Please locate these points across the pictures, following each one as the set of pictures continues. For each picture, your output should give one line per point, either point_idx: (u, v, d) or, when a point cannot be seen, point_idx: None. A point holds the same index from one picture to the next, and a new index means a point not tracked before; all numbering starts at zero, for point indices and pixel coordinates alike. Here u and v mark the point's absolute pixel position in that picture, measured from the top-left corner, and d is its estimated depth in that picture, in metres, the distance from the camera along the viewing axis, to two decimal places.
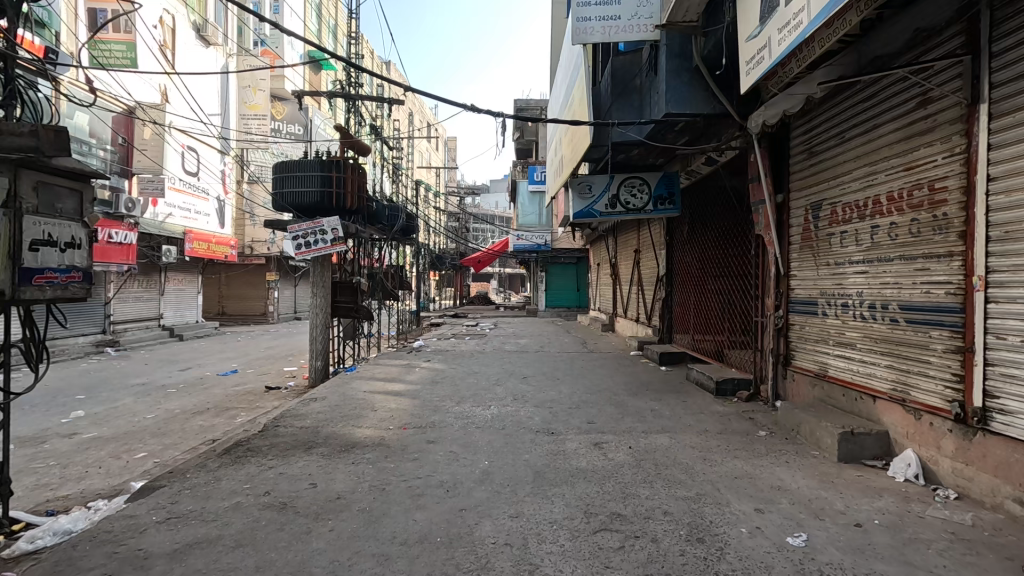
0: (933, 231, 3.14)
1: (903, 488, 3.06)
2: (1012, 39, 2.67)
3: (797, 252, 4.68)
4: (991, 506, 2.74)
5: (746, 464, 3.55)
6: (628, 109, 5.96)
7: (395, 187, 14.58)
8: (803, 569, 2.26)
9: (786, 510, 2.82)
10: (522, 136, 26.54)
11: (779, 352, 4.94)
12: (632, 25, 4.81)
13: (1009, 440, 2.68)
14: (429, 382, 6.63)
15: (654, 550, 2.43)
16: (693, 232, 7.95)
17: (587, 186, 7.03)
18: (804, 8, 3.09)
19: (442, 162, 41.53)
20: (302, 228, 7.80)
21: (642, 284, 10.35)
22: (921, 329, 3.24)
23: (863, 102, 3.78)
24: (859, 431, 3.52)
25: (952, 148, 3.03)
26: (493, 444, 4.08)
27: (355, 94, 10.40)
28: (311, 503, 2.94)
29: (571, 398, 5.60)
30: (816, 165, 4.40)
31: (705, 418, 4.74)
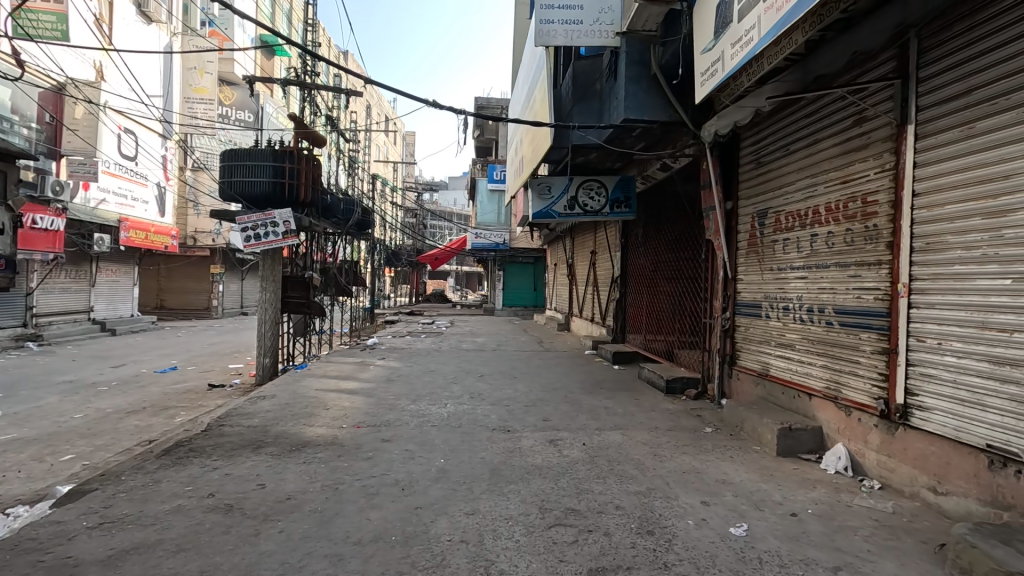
0: (865, 240, 3.39)
1: (833, 480, 3.29)
2: (937, 66, 2.92)
3: (744, 257, 4.92)
4: (910, 495, 2.99)
5: (693, 459, 3.71)
6: (588, 113, 6.08)
7: (351, 181, 14.22)
8: (745, 557, 2.39)
9: (729, 503, 2.97)
10: (482, 135, 26.51)
11: (725, 352, 5.18)
12: (593, 31, 4.95)
13: (926, 434, 2.93)
14: (383, 380, 6.54)
15: (606, 543, 2.51)
16: (648, 236, 8.20)
17: (546, 187, 7.11)
18: (755, 25, 3.25)
19: (400, 156, 40.86)
20: (252, 220, 7.47)
21: (597, 284, 10.58)
22: (853, 331, 3.48)
23: (806, 117, 4.02)
24: (797, 427, 3.75)
25: (883, 165, 3.27)
26: (448, 442, 4.07)
27: (311, 82, 10.06)
28: (259, 504, 2.85)
29: (526, 397, 5.66)
30: (763, 176, 4.65)
31: (655, 415, 4.91)
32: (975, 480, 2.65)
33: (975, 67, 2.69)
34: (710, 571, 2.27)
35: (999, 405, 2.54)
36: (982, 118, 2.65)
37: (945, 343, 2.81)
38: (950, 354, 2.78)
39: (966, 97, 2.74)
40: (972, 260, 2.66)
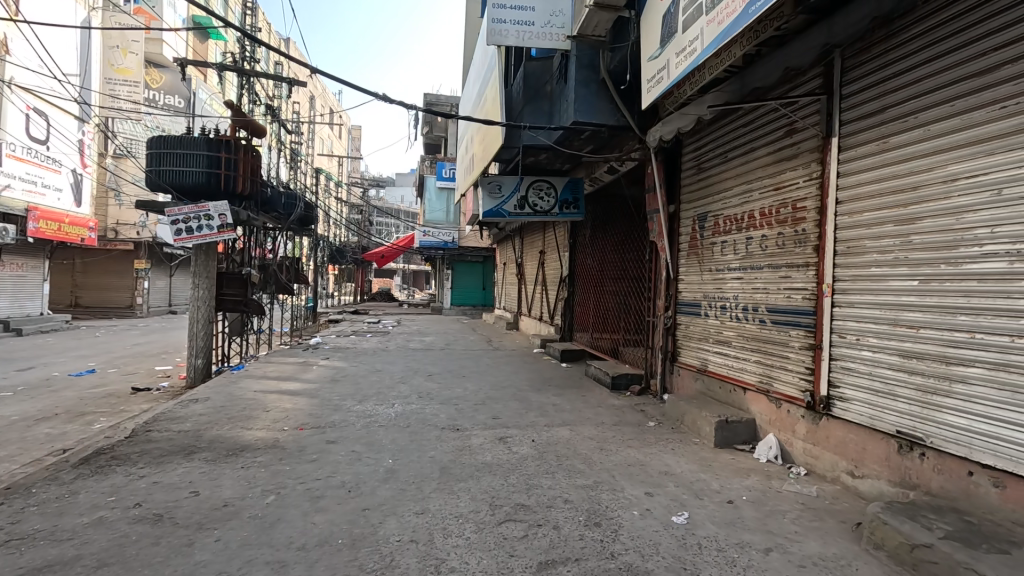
0: (795, 244, 3.63)
1: (765, 468, 3.51)
2: (857, 84, 3.17)
3: (685, 258, 5.15)
4: (832, 479, 3.24)
5: (637, 452, 3.84)
6: (539, 114, 6.15)
7: (293, 174, 13.66)
8: (685, 543, 2.50)
9: (671, 493, 3.11)
10: (430, 131, 26.22)
11: (667, 349, 5.40)
12: (545, 33, 4.98)
13: (846, 423, 3.18)
14: (328, 380, 6.32)
15: (556, 536, 2.55)
16: (594, 236, 8.40)
17: (496, 186, 7.11)
18: (698, 37, 3.41)
19: (345, 150, 39.65)
20: (184, 212, 6.98)
21: (546, 284, 10.73)
22: (783, 328, 3.73)
23: (743, 127, 4.26)
24: (732, 419, 3.97)
25: (811, 174, 3.52)
26: (397, 442, 4.00)
27: (250, 69, 9.55)
28: (192, 513, 2.68)
29: (476, 395, 5.65)
30: (703, 181, 4.88)
31: (602, 411, 5.05)
32: (887, 463, 2.90)
33: (890, 86, 2.95)
34: (655, 558, 2.37)
35: (907, 394, 2.79)
36: (896, 134, 2.90)
37: (863, 339, 3.06)
38: (867, 349, 3.04)
39: (882, 114, 3.00)
40: (886, 262, 2.92)
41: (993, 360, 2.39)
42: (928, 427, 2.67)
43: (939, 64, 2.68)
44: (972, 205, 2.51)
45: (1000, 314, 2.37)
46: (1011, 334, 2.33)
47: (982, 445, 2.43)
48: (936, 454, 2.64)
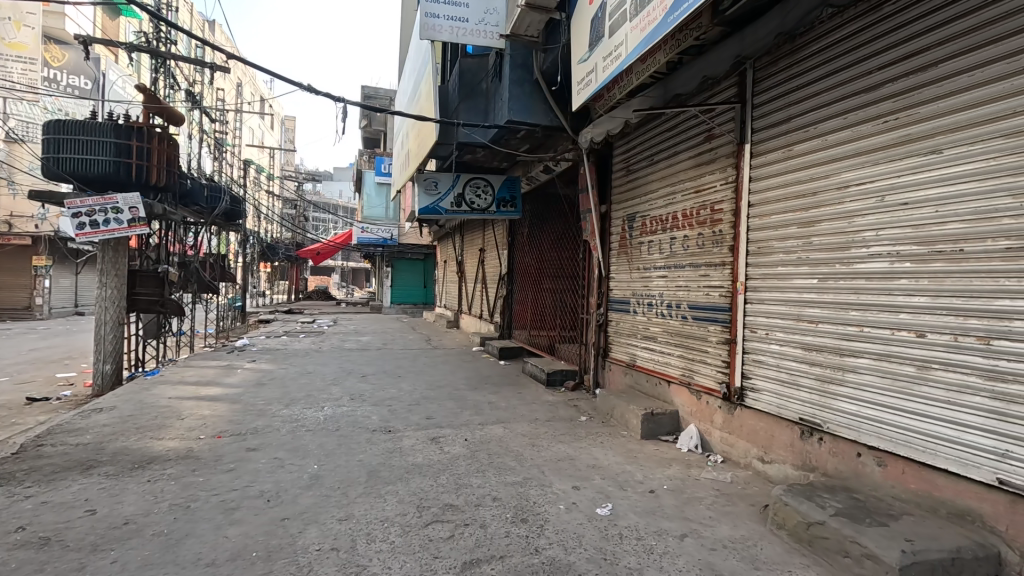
0: (713, 244, 3.84)
1: (686, 457, 3.70)
2: (767, 95, 3.38)
3: (616, 257, 5.31)
4: (745, 465, 3.46)
5: (568, 447, 3.93)
6: (474, 111, 6.12)
7: (218, 165, 12.84)
8: (607, 534, 2.58)
9: (598, 485, 3.20)
10: (370, 125, 25.48)
11: (600, 345, 5.55)
12: (479, 30, 4.95)
13: (756, 412, 3.40)
14: (253, 384, 6.01)
15: (482, 535, 2.56)
16: (532, 235, 8.49)
17: (432, 182, 7.00)
18: (623, 42, 3.52)
19: (278, 142, 37.76)
20: (88, 204, 6.35)
21: (486, 282, 10.74)
22: (702, 324, 3.93)
23: (668, 131, 4.44)
24: (657, 412, 4.15)
25: (727, 178, 3.72)
26: (324, 446, 3.86)
27: (164, 50, 8.85)
28: (86, 533, 2.46)
29: (411, 396, 5.56)
30: (632, 182, 5.05)
31: (536, 407, 5.13)
32: (791, 448, 3.13)
33: (794, 98, 3.17)
34: (577, 551, 2.42)
35: (809, 384, 3.01)
36: (799, 142, 3.12)
37: (771, 334, 3.28)
38: (774, 343, 3.26)
39: (788, 123, 3.22)
40: (791, 262, 3.14)
41: (879, 352, 2.62)
42: (826, 414, 2.90)
43: (836, 78, 2.90)
44: (860, 210, 2.73)
45: (883, 309, 2.59)
46: (893, 327, 2.55)
47: (868, 428, 2.67)
48: (831, 438, 2.87)
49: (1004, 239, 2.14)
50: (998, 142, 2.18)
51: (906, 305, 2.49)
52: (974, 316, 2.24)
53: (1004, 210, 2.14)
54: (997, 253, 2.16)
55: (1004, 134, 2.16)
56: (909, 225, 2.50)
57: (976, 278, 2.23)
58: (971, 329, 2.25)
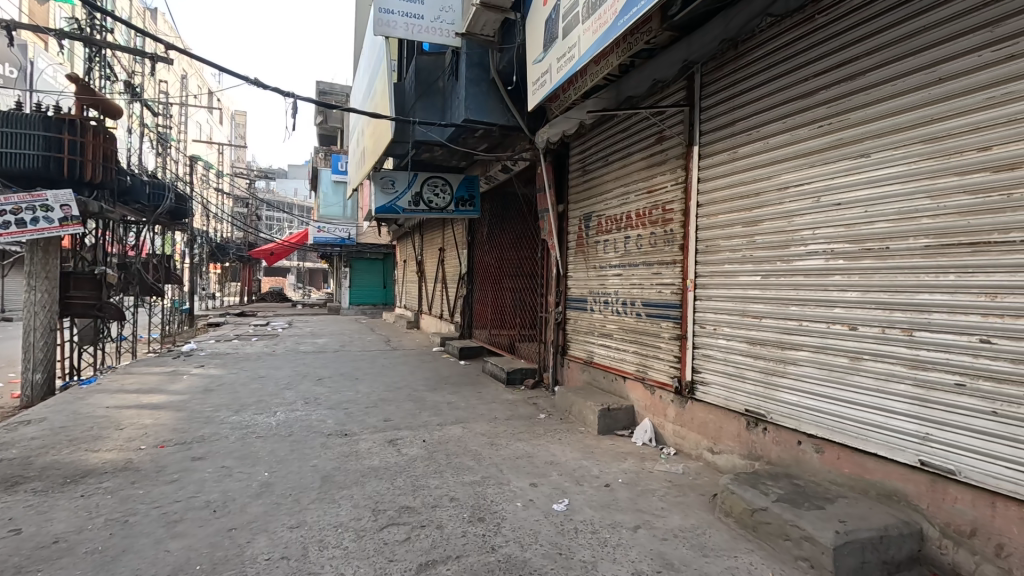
0: (664, 243, 3.95)
1: (640, 451, 3.80)
2: (713, 100, 3.51)
3: (573, 256, 5.39)
4: (696, 456, 3.58)
5: (526, 445, 3.95)
6: (431, 109, 6.07)
7: (161, 161, 12.19)
8: (563, 529, 2.62)
9: (555, 481, 3.24)
10: (325, 122, 24.82)
11: (558, 343, 5.61)
12: (435, 28, 4.91)
13: (706, 405, 3.53)
14: (200, 390, 5.75)
15: (438, 536, 2.54)
16: (491, 234, 8.49)
17: (389, 181, 6.89)
18: (576, 44, 3.58)
19: (228, 138, 36.26)
20: (13, 202, 5.86)
21: (445, 282, 10.67)
22: (656, 320, 4.04)
23: (621, 132, 4.54)
24: (613, 407, 4.24)
25: (677, 179, 3.84)
26: (276, 452, 3.74)
27: (99, 38, 8.32)
28: (10, 555, 2.30)
29: (368, 398, 5.46)
30: (588, 183, 5.13)
31: (495, 406, 5.14)
32: (738, 439, 3.26)
33: (738, 102, 3.31)
34: (533, 548, 2.44)
35: (754, 376, 3.15)
36: (743, 145, 3.25)
37: (719, 329, 3.41)
38: (722, 338, 3.39)
39: (733, 126, 3.34)
40: (737, 260, 3.27)
41: (817, 345, 2.77)
42: (770, 405, 3.04)
43: (777, 84, 3.03)
44: (799, 210, 2.87)
45: (820, 305, 2.74)
46: (829, 321, 2.70)
47: (807, 417, 2.81)
48: (774, 428, 3.02)
49: (924, 237, 2.29)
50: (917, 148, 2.33)
51: (840, 300, 2.64)
52: (899, 310, 2.38)
53: (923, 210, 2.29)
54: (917, 250, 2.31)
55: (924, 139, 2.30)
56: (842, 224, 2.64)
57: (899, 274, 2.38)
58: (896, 322, 2.39)
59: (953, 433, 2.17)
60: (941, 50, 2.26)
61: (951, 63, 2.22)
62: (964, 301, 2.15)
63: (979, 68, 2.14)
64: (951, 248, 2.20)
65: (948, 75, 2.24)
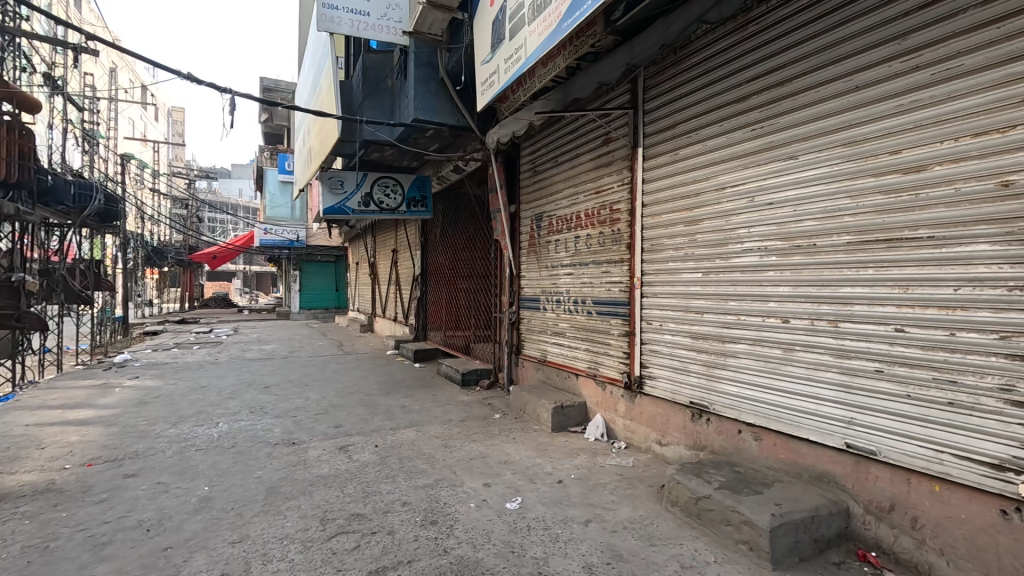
0: (612, 242, 4.05)
1: (592, 446, 3.88)
2: (655, 103, 3.62)
3: (525, 256, 5.43)
4: (645, 449, 3.69)
5: (480, 445, 3.95)
6: (380, 109, 5.96)
7: (88, 160, 11.37)
8: (516, 528, 2.63)
9: (508, 480, 3.25)
10: (270, 119, 23.77)
11: (512, 343, 5.64)
12: (382, 26, 4.83)
13: (654, 398, 3.64)
14: (134, 403, 5.41)
15: (389, 542, 2.50)
16: (444, 234, 8.43)
17: (337, 181, 6.71)
18: (523, 46, 3.61)
19: (164, 135, 34.23)
20: None
21: (399, 284, 10.50)
22: (605, 318, 4.14)
23: (570, 134, 4.61)
24: (566, 404, 4.30)
25: (623, 180, 3.94)
26: (218, 465, 3.57)
27: (13, 26, 7.66)
28: None
29: (318, 405, 5.29)
30: (538, 183, 5.18)
31: (450, 408, 5.11)
32: (684, 430, 3.38)
33: (678, 106, 3.43)
34: (485, 547, 2.44)
35: (697, 370, 3.27)
36: (683, 147, 3.38)
37: (664, 324, 3.53)
38: (667, 333, 3.51)
39: (674, 129, 3.46)
40: (680, 258, 3.39)
41: (754, 338, 2.91)
42: (712, 396, 3.16)
43: (713, 89, 3.17)
44: (735, 209, 3.00)
45: (755, 299, 2.88)
46: (764, 315, 2.84)
47: (745, 407, 2.95)
48: (716, 418, 3.15)
49: (846, 234, 2.45)
50: (838, 151, 2.49)
51: (774, 294, 2.78)
52: (825, 302, 2.54)
53: (845, 209, 2.45)
54: (840, 246, 2.47)
55: (844, 142, 2.46)
56: (774, 223, 2.78)
57: (825, 269, 2.53)
58: (823, 314, 2.55)
59: (874, 417, 2.33)
60: (857, 60, 2.42)
61: (866, 73, 2.38)
62: (881, 293, 2.30)
63: (891, 77, 2.29)
64: (869, 244, 2.36)
65: (863, 84, 2.40)
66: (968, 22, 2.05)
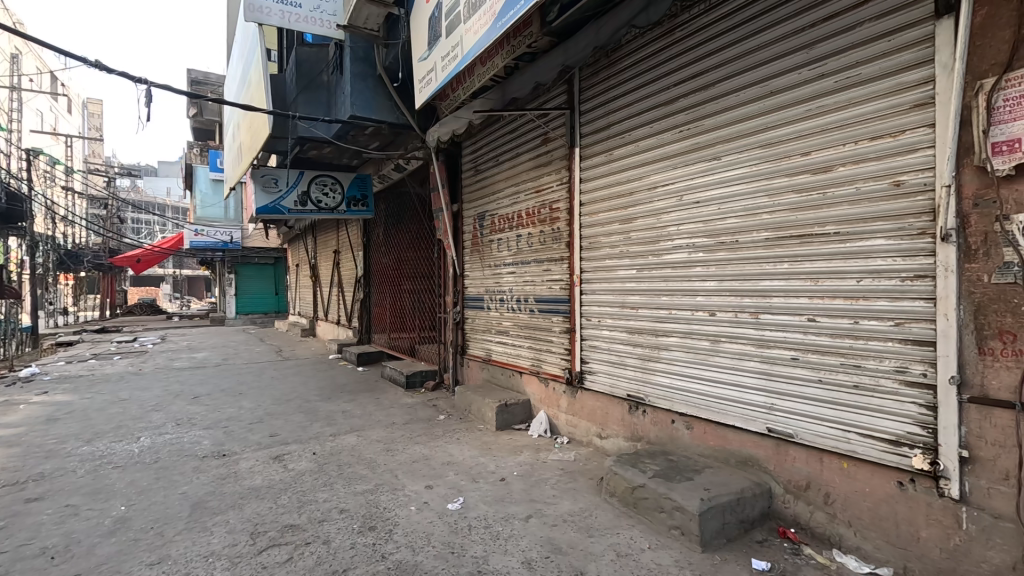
0: (552, 241, 4.10)
1: (536, 442, 3.92)
2: (590, 104, 3.70)
3: (469, 255, 5.41)
4: (586, 443, 3.77)
5: (423, 447, 3.90)
6: (315, 104, 5.76)
7: None
8: (456, 528, 2.61)
9: (450, 481, 3.22)
10: (199, 114, 22.30)
11: (457, 343, 5.61)
12: (314, 18, 4.66)
13: (594, 393, 3.72)
14: (41, 420, 4.94)
15: (324, 551, 2.41)
16: (388, 235, 8.26)
17: (272, 180, 6.43)
18: (459, 44, 3.60)
19: (78, 130, 31.49)
20: None
21: (342, 286, 10.20)
22: (547, 315, 4.19)
23: (510, 133, 4.64)
24: (510, 402, 4.32)
25: (562, 179, 4.00)
26: (137, 483, 3.33)
27: None
28: None
29: (252, 414, 5.04)
30: (480, 183, 5.17)
31: (393, 411, 5.01)
32: (622, 422, 3.48)
33: (612, 107, 3.52)
34: (425, 550, 2.41)
35: (633, 363, 3.37)
36: (617, 148, 3.47)
37: (602, 320, 3.63)
38: (605, 329, 3.60)
39: (608, 129, 3.55)
40: (616, 255, 3.49)
41: (684, 331, 3.04)
42: (647, 388, 3.28)
43: (644, 91, 3.27)
44: (666, 208, 3.12)
45: (685, 294, 3.01)
46: (693, 309, 2.97)
47: (678, 397, 3.07)
48: (651, 409, 3.26)
49: (764, 231, 2.60)
50: (757, 151, 2.63)
51: (701, 289, 2.92)
52: (747, 296, 2.68)
53: (763, 207, 2.60)
54: (760, 242, 2.62)
55: (762, 145, 2.60)
56: (701, 221, 2.91)
57: (747, 264, 2.68)
58: (745, 306, 2.69)
59: (791, 402, 2.49)
60: (771, 67, 2.57)
61: (779, 79, 2.54)
62: (796, 286, 2.46)
63: (802, 83, 2.45)
64: (785, 240, 2.51)
65: (777, 89, 2.55)
66: (865, 34, 2.22)
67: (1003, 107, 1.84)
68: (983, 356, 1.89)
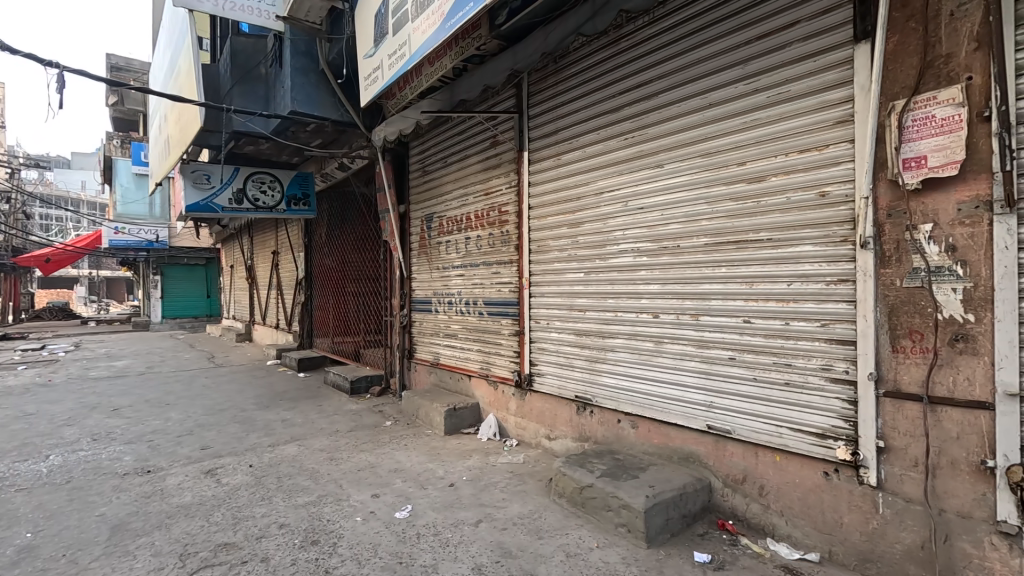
0: (501, 243, 4.11)
1: (485, 446, 3.90)
2: (538, 109, 3.75)
3: (416, 257, 5.32)
4: (535, 444, 3.80)
5: (368, 455, 3.79)
6: (252, 97, 5.47)
7: None
8: (404, 537, 2.55)
9: (398, 489, 3.15)
10: (121, 102, 20.65)
11: (404, 347, 5.49)
12: (251, 7, 4.37)
13: (542, 394, 3.75)
14: None
15: (262, 570, 2.29)
16: (331, 236, 7.98)
17: (203, 175, 6.06)
18: (406, 43, 3.53)
19: None
20: None
21: (281, 289, 9.75)
22: (496, 318, 4.19)
23: (458, 135, 4.61)
24: (459, 406, 4.28)
25: (511, 182, 4.02)
26: (46, 506, 3.02)
27: None
28: None
29: (181, 426, 4.71)
30: (428, 183, 5.10)
31: (337, 418, 4.84)
32: (570, 423, 3.53)
33: (560, 112, 3.57)
34: (371, 562, 2.33)
35: (581, 364, 3.43)
36: (564, 153, 3.53)
37: (551, 323, 3.66)
38: (554, 330, 3.64)
39: (556, 134, 3.60)
40: (564, 259, 3.54)
41: (629, 333, 3.12)
42: (594, 389, 3.34)
43: (590, 98, 3.34)
44: (612, 213, 3.20)
45: (630, 297, 3.10)
46: (638, 311, 3.06)
47: (623, 397, 3.15)
48: (599, 410, 3.32)
49: (703, 237, 2.72)
50: (697, 160, 2.75)
51: (645, 292, 3.01)
52: (688, 298, 2.79)
53: (703, 213, 2.72)
54: (700, 247, 2.73)
55: (701, 154, 2.72)
56: (645, 226, 3.01)
57: (688, 268, 2.79)
58: (686, 309, 2.81)
59: (729, 399, 2.61)
60: (710, 80, 2.70)
61: (717, 92, 2.66)
62: (733, 289, 2.59)
63: (737, 97, 2.59)
64: (723, 246, 2.63)
65: (715, 101, 2.67)
66: (793, 53, 2.37)
67: (912, 126, 2.02)
68: (896, 354, 2.06)
